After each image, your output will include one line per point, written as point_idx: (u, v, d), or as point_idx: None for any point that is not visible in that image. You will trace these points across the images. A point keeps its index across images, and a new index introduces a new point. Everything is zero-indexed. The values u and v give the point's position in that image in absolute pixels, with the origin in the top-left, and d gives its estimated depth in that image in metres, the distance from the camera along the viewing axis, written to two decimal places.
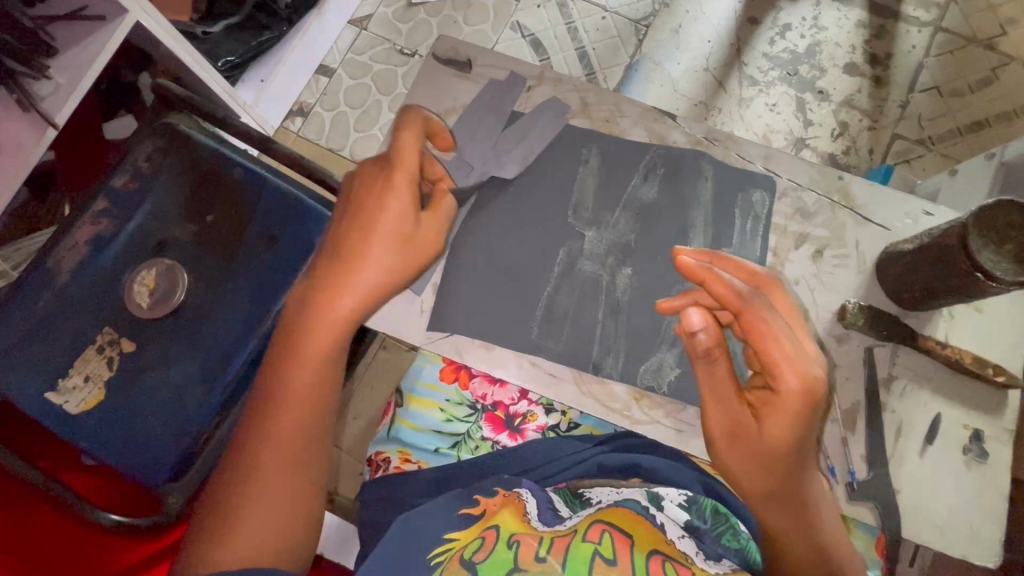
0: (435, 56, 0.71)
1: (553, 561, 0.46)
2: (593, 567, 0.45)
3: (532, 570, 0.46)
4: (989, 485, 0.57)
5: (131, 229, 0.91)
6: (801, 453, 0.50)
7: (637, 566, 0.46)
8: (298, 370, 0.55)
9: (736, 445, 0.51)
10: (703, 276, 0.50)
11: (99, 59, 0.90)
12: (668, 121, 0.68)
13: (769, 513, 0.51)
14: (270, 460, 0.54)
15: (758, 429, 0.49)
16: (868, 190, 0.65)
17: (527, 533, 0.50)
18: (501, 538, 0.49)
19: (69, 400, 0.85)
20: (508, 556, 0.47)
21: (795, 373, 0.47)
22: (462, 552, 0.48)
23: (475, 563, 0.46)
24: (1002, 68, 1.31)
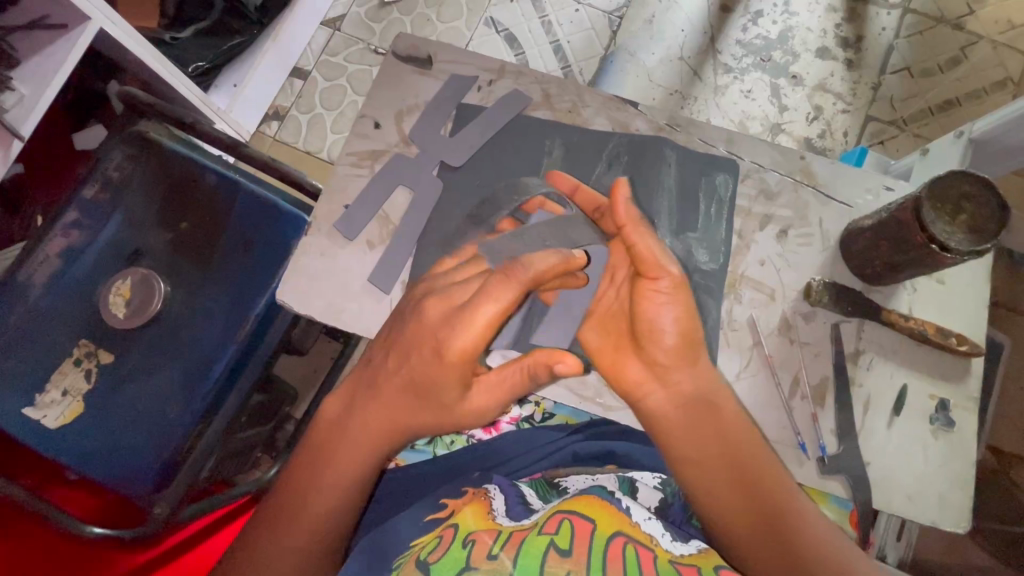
0: (397, 54, 0.71)
1: (505, 558, 0.45)
2: (547, 558, 0.44)
3: (482, 566, 0.45)
4: (956, 453, 0.58)
5: (105, 239, 0.91)
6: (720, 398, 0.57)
7: (594, 555, 0.45)
8: (353, 434, 0.60)
9: (666, 303, 0.57)
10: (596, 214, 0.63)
11: (62, 68, 0.89)
12: (630, 109, 0.68)
13: (689, 405, 0.57)
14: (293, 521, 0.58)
15: (660, 302, 0.57)
16: (830, 168, 0.66)
17: (484, 532, 0.50)
18: (456, 537, 0.49)
19: (48, 415, 0.84)
20: (461, 555, 0.46)
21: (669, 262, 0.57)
22: (419, 554, 0.49)
23: (429, 563, 0.46)
24: (971, 47, 1.32)
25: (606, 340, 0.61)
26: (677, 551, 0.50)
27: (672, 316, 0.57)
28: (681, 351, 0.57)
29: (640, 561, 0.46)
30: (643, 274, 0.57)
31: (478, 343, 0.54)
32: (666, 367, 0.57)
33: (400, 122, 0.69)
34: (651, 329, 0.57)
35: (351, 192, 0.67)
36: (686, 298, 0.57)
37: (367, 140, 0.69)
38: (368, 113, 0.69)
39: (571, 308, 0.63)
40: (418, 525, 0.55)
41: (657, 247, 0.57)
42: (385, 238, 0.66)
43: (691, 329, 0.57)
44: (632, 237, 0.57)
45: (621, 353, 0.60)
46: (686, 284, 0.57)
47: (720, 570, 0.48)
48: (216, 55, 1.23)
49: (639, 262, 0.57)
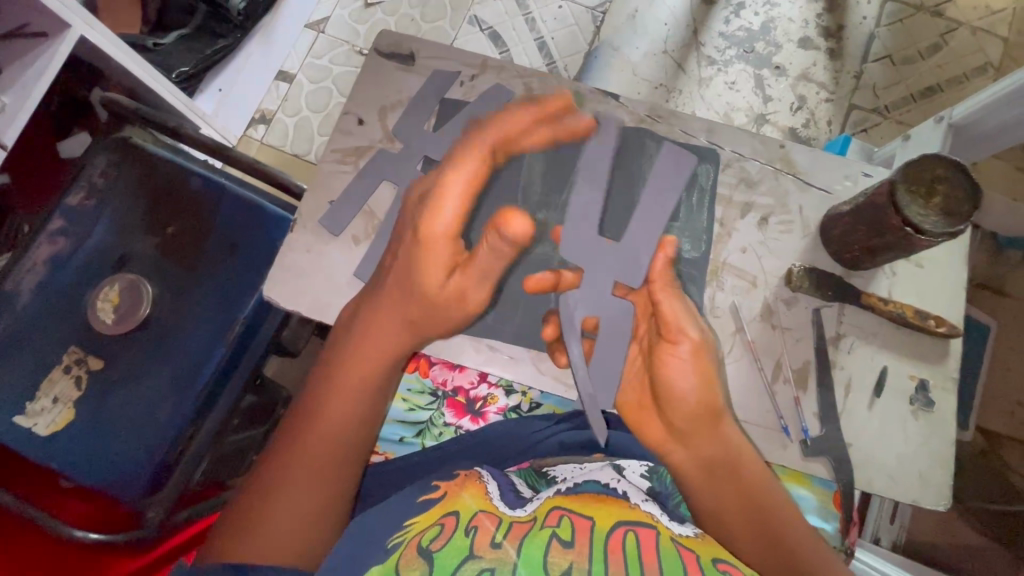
0: (377, 51, 0.71)
1: (509, 547, 0.45)
2: (550, 549, 0.45)
3: (487, 556, 0.44)
4: (936, 431, 0.59)
5: (91, 246, 0.91)
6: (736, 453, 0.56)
7: (595, 545, 0.45)
8: (349, 367, 0.61)
9: (687, 365, 0.55)
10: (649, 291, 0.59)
11: (43, 76, 0.89)
12: (611, 101, 0.69)
13: (711, 464, 0.55)
14: (293, 471, 0.58)
15: (687, 372, 0.55)
16: (809, 155, 0.66)
17: (486, 518, 0.49)
18: (459, 525, 0.48)
19: (38, 422, 0.84)
20: (465, 544, 0.46)
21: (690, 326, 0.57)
22: (420, 539, 0.47)
23: (432, 551, 0.45)
24: (950, 34, 1.34)
25: (633, 401, 0.58)
26: (676, 529, 0.51)
27: (694, 381, 0.55)
28: (706, 414, 0.55)
29: (641, 552, 0.45)
30: (664, 337, 0.56)
31: (454, 221, 0.58)
32: (685, 430, 0.55)
33: (383, 119, 0.70)
34: (675, 394, 0.55)
35: (336, 191, 0.67)
36: (709, 366, 0.56)
37: (349, 138, 0.69)
38: (351, 111, 0.70)
39: (611, 364, 0.59)
40: (411, 506, 0.53)
41: (683, 309, 0.58)
42: (369, 234, 0.66)
43: (712, 398, 0.55)
44: (659, 293, 0.58)
45: (644, 414, 0.57)
46: (710, 348, 0.57)
47: (718, 562, 0.46)
48: (200, 60, 1.22)
49: (662, 322, 0.57)
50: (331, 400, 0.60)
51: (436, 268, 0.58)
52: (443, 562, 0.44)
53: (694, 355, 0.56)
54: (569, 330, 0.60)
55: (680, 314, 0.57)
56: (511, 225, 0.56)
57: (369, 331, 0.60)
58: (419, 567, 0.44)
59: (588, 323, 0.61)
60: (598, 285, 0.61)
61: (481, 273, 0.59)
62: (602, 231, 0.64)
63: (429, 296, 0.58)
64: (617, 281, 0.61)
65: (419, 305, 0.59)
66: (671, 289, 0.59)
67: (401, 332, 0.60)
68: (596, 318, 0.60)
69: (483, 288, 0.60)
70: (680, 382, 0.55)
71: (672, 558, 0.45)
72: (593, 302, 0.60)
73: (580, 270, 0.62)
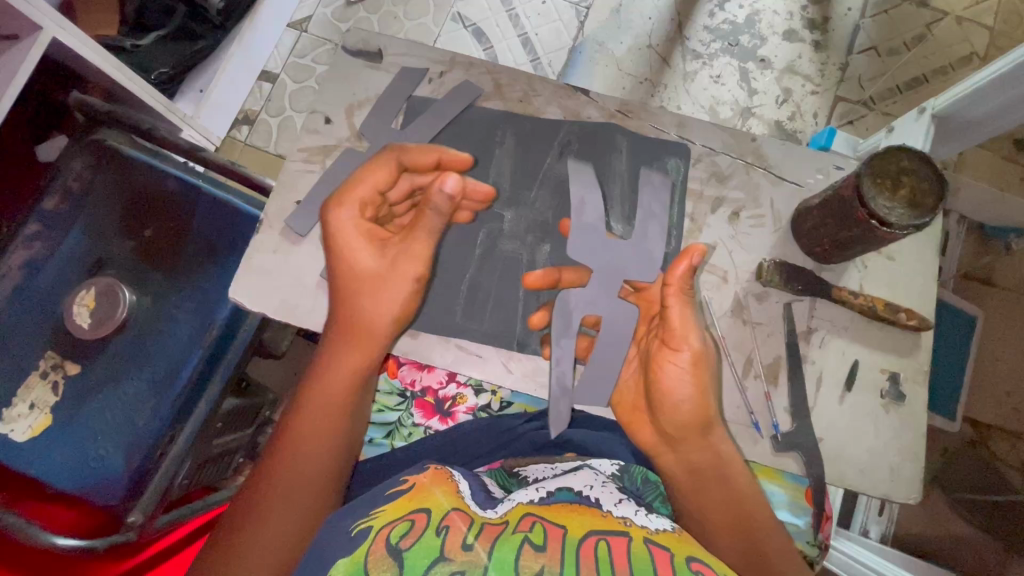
0: (345, 49, 0.71)
1: (480, 549, 0.43)
2: (521, 553, 0.42)
3: (458, 559, 0.42)
4: (906, 425, 0.60)
5: (67, 250, 0.90)
6: (725, 460, 0.56)
7: (569, 551, 0.43)
8: (332, 371, 0.61)
9: (685, 374, 0.55)
10: (670, 297, 0.56)
11: (16, 81, 0.88)
12: (581, 97, 0.68)
13: (698, 470, 0.55)
14: (276, 485, 0.57)
15: (683, 378, 0.55)
16: (781, 149, 0.66)
17: (458, 517, 0.46)
18: (431, 522, 0.45)
19: (15, 428, 0.84)
20: (435, 543, 0.43)
21: (695, 335, 0.55)
22: (388, 534, 0.44)
23: (401, 549, 0.42)
24: (935, 24, 1.33)
25: (628, 401, 0.59)
26: (652, 526, 0.49)
27: (689, 390, 0.55)
28: (695, 422, 0.55)
29: (613, 559, 0.43)
30: (667, 343, 0.56)
31: (357, 210, 0.60)
32: (677, 437, 0.55)
33: (351, 117, 0.69)
34: (668, 403, 0.55)
35: (303, 190, 0.67)
36: (705, 376, 0.55)
37: (316, 137, 0.68)
38: (318, 110, 0.69)
39: (607, 365, 0.60)
40: (379, 497, 0.50)
41: (690, 318, 0.56)
42: None
43: (707, 408, 0.55)
44: (671, 299, 0.55)
45: (637, 415, 0.58)
46: (707, 360, 0.56)
47: (693, 561, 0.45)
48: (178, 61, 1.22)
49: (665, 328, 0.56)
50: (309, 411, 0.60)
51: (360, 247, 0.60)
52: (413, 564, 0.41)
53: (695, 365, 0.55)
54: (565, 327, 0.59)
55: (684, 319, 0.55)
56: (443, 183, 0.55)
57: (343, 338, 0.61)
58: (388, 567, 0.41)
59: (589, 320, 0.61)
60: (604, 286, 0.60)
61: (420, 230, 0.59)
62: (608, 227, 0.64)
63: (371, 268, 0.60)
64: (628, 279, 0.61)
65: (382, 302, 0.60)
66: (685, 297, 0.56)
67: (371, 333, 0.60)
68: (596, 317, 0.60)
69: (421, 251, 0.59)
70: (674, 388, 0.55)
71: (643, 559, 0.43)
72: (594, 300, 0.60)
73: (588, 270, 0.61)
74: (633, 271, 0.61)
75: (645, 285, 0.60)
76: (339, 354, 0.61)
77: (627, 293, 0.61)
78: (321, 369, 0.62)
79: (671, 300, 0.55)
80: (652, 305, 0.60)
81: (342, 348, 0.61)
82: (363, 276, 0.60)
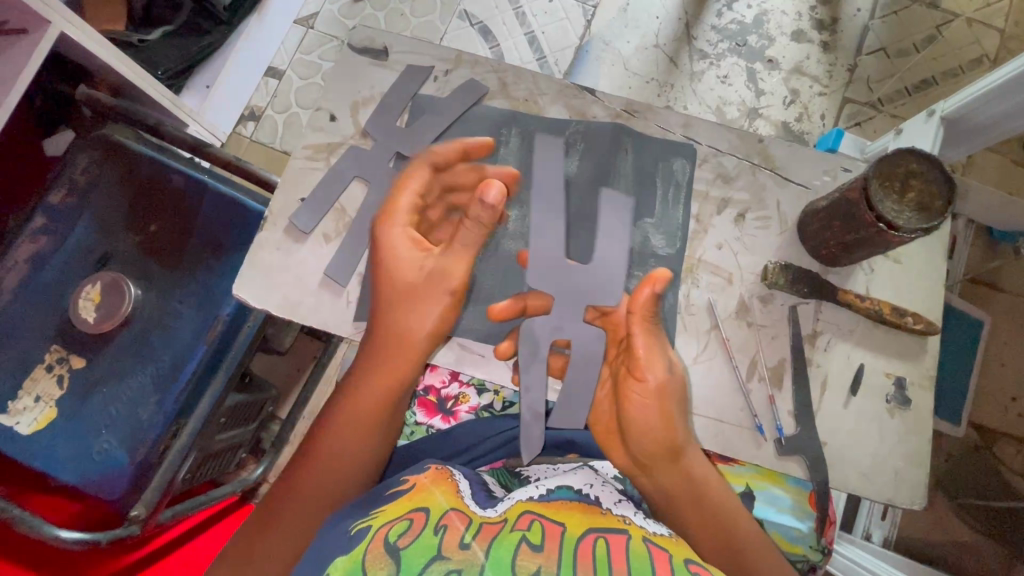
0: (350, 46, 0.70)
1: (478, 548, 0.43)
2: (518, 552, 0.42)
3: (455, 557, 0.42)
4: (911, 430, 0.59)
5: (72, 245, 0.91)
6: (701, 478, 0.56)
7: (566, 549, 0.43)
8: (370, 373, 0.60)
9: (649, 404, 0.54)
10: (635, 326, 0.55)
11: (24, 75, 0.88)
12: (587, 96, 0.68)
13: (669, 492, 0.55)
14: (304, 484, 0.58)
15: (650, 406, 0.54)
16: (788, 150, 0.65)
17: (456, 517, 0.47)
18: (429, 521, 0.45)
19: (20, 421, 0.84)
20: (432, 542, 0.43)
21: (660, 364, 0.55)
22: (387, 532, 0.44)
23: (398, 547, 0.42)
24: (946, 26, 1.32)
25: (603, 422, 0.58)
26: (650, 529, 0.49)
27: (655, 420, 0.54)
28: (663, 448, 0.55)
29: (611, 557, 0.43)
30: (631, 373, 0.55)
31: (409, 210, 0.60)
32: (646, 463, 0.55)
33: (356, 114, 0.69)
34: (635, 430, 0.54)
35: (307, 187, 0.67)
36: (670, 405, 0.55)
37: (322, 134, 0.68)
38: (323, 107, 0.69)
39: (577, 389, 0.59)
40: (379, 498, 0.50)
41: (655, 346, 0.55)
42: (340, 232, 0.66)
43: (673, 435, 0.55)
44: (636, 327, 0.55)
45: (611, 436, 0.58)
46: (673, 388, 0.55)
47: (691, 563, 0.44)
48: (183, 57, 1.22)
49: (631, 358, 0.55)
50: (341, 416, 0.60)
51: (404, 253, 0.59)
52: (410, 561, 0.41)
53: (660, 394, 0.54)
54: (532, 355, 0.59)
55: (648, 348, 0.55)
56: (485, 193, 0.54)
57: (379, 351, 0.60)
58: (385, 565, 0.41)
59: (559, 341, 0.60)
60: (570, 311, 0.58)
61: (459, 245, 0.58)
62: (568, 252, 0.63)
63: (409, 277, 0.59)
64: (592, 303, 0.58)
65: (416, 316, 0.59)
66: (648, 325, 0.55)
67: (406, 349, 0.60)
68: (566, 340, 0.59)
69: (460, 267, 0.58)
70: (639, 417, 0.54)
71: (642, 560, 0.43)
72: (562, 324, 0.58)
73: (551, 296, 0.59)
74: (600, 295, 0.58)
75: (610, 308, 0.59)
76: (374, 365, 0.60)
77: (594, 318, 0.59)
78: (356, 376, 0.61)
79: (637, 331, 0.55)
80: (618, 327, 0.59)
81: (376, 361, 0.60)
82: (404, 285, 0.59)
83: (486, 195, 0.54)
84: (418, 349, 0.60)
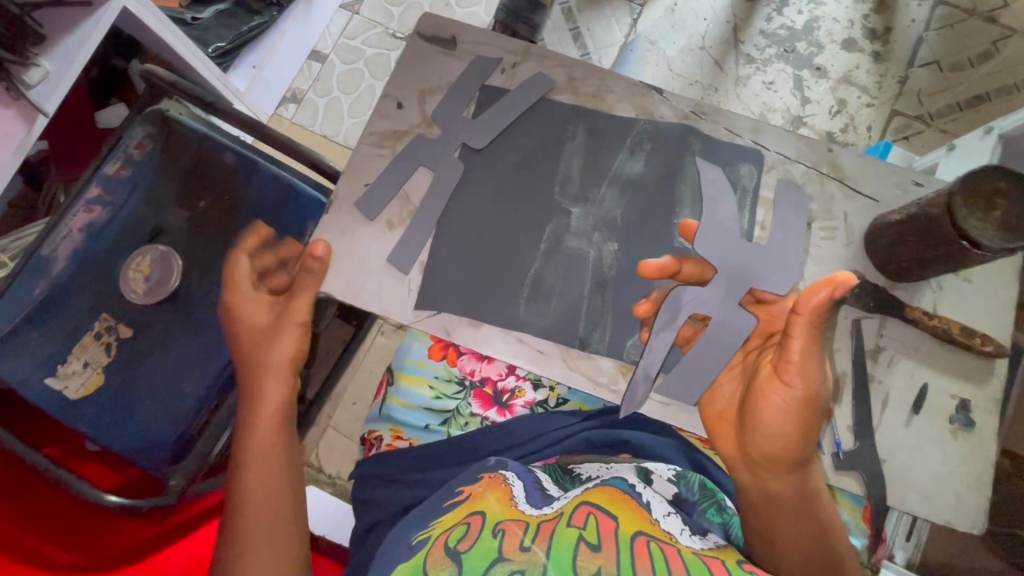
0: (419, 34, 0.71)
1: (538, 549, 0.44)
2: (577, 552, 0.43)
3: (517, 559, 0.43)
4: (974, 452, 0.60)
5: (127, 215, 0.92)
6: (811, 490, 0.55)
7: (622, 549, 0.44)
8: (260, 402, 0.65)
9: (789, 409, 0.53)
10: (795, 328, 0.52)
11: (88, 46, 0.88)
12: (655, 96, 0.69)
13: (777, 500, 0.55)
14: (256, 537, 0.60)
15: (791, 411, 0.53)
16: (857, 161, 0.66)
17: (513, 522, 0.48)
18: (486, 526, 0.48)
19: (68, 387, 0.85)
20: (493, 545, 0.45)
21: (805, 376, 0.52)
22: (447, 540, 0.47)
23: (460, 552, 0.45)
24: (1004, 42, 1.27)
25: (717, 409, 0.59)
26: (697, 545, 0.49)
27: (789, 429, 0.53)
28: (786, 460, 0.53)
29: (666, 558, 0.44)
30: (778, 375, 0.54)
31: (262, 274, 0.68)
32: (762, 463, 0.55)
33: (422, 104, 0.69)
34: (761, 431, 0.54)
35: (372, 173, 0.67)
36: (810, 418, 0.53)
37: (387, 121, 0.68)
38: (390, 94, 0.69)
39: (706, 364, 0.60)
40: (439, 511, 0.54)
41: (813, 354, 0.52)
42: (404, 220, 0.66)
43: (803, 447, 0.53)
44: (798, 330, 0.52)
45: (722, 425, 0.58)
46: (819, 402, 0.53)
47: (743, 564, 0.47)
48: (235, 36, 1.23)
49: (784, 357, 0.53)
50: (255, 459, 0.63)
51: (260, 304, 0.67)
52: (472, 563, 0.43)
53: (798, 404, 0.52)
54: (670, 321, 0.59)
55: (805, 355, 0.52)
56: (316, 250, 0.62)
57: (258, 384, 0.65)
58: (447, 567, 0.44)
59: (696, 314, 0.60)
60: (724, 290, 0.59)
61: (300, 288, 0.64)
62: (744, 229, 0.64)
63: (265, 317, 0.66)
64: (752, 288, 0.59)
65: (283, 346, 0.65)
66: (812, 331, 0.52)
67: (286, 380, 0.66)
68: (706, 314, 0.59)
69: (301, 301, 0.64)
70: (771, 420, 0.54)
71: (697, 563, 0.45)
72: (709, 302, 0.59)
73: (712, 269, 0.59)
74: (765, 281, 0.59)
75: (769, 298, 0.59)
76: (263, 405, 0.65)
77: (747, 301, 0.60)
78: (253, 421, 0.65)
79: (796, 335, 0.52)
80: (774, 319, 0.58)
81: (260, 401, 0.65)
82: (262, 326, 0.66)
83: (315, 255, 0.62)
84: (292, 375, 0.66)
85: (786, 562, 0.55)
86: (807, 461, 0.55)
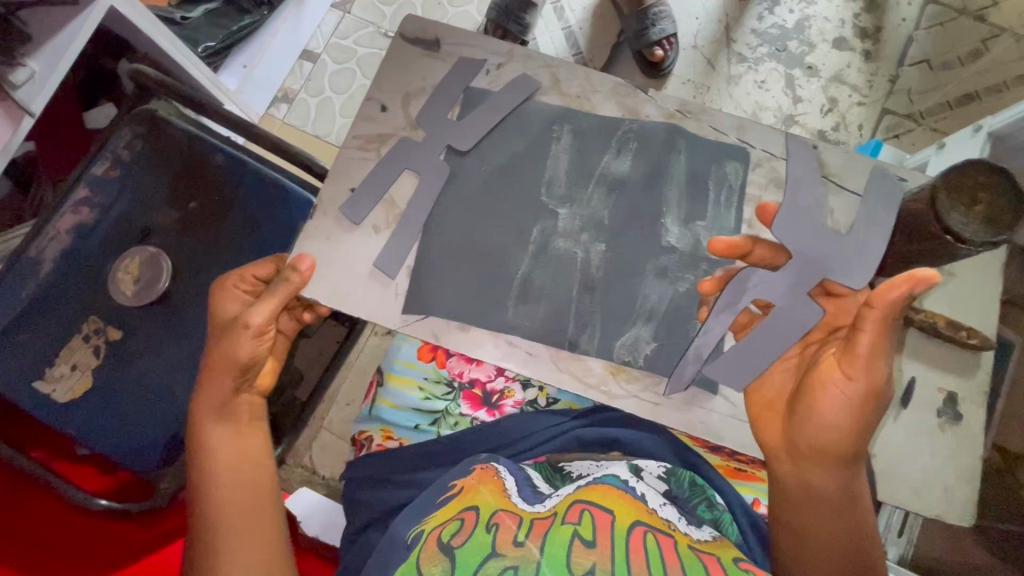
0: (403, 36, 0.71)
1: (532, 545, 0.44)
2: (571, 549, 0.43)
3: (510, 554, 0.43)
4: (961, 446, 0.60)
5: (115, 217, 0.91)
6: (851, 486, 0.56)
7: (617, 544, 0.44)
8: (216, 398, 0.64)
9: (847, 402, 0.54)
10: (859, 321, 0.53)
11: (74, 47, 0.87)
12: (640, 95, 0.69)
13: (818, 493, 0.56)
14: (227, 530, 0.60)
15: (848, 405, 0.54)
16: (842, 158, 0.66)
17: (507, 515, 0.48)
18: (480, 521, 0.48)
19: (56, 389, 0.85)
20: (486, 540, 0.45)
21: (868, 371, 0.53)
22: (440, 534, 0.47)
23: (453, 547, 0.45)
24: (993, 40, 1.28)
25: (765, 398, 0.59)
26: (695, 536, 0.49)
27: (845, 422, 0.54)
28: (835, 452, 0.55)
29: (661, 551, 0.44)
30: (840, 367, 0.54)
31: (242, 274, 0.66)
32: (809, 454, 0.56)
33: (407, 106, 0.69)
34: (815, 422, 0.55)
35: (358, 174, 0.67)
36: (868, 413, 0.54)
37: (372, 124, 0.68)
38: (375, 97, 0.69)
39: (760, 355, 0.59)
40: (432, 506, 0.54)
41: (881, 349, 0.53)
42: (390, 224, 0.66)
43: (855, 442, 0.55)
44: (867, 325, 0.52)
45: (769, 414, 0.59)
46: (879, 398, 0.53)
47: (739, 562, 0.47)
48: (226, 36, 1.22)
49: (848, 351, 0.54)
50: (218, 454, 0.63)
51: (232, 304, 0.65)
52: (465, 560, 0.43)
53: (858, 398, 0.53)
54: (730, 303, 0.59)
55: (872, 350, 0.53)
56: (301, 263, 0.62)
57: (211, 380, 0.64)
58: (440, 564, 0.44)
59: (758, 302, 0.60)
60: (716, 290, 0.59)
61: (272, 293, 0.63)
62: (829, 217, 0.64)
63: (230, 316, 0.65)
64: (826, 279, 0.58)
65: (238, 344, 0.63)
66: (883, 326, 0.52)
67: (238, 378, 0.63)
68: (768, 302, 0.59)
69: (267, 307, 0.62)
70: (825, 412, 0.54)
71: (693, 561, 0.44)
72: (769, 290, 0.58)
73: (786, 254, 0.58)
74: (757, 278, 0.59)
75: (841, 291, 0.57)
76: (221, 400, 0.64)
77: (816, 293, 0.59)
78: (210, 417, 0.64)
79: (865, 329, 0.52)
80: (842, 314, 0.57)
81: (212, 413, 0.64)
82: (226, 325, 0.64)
83: (299, 267, 0.62)
84: (240, 387, 0.65)
85: (812, 554, 0.57)
86: (855, 457, 0.56)
